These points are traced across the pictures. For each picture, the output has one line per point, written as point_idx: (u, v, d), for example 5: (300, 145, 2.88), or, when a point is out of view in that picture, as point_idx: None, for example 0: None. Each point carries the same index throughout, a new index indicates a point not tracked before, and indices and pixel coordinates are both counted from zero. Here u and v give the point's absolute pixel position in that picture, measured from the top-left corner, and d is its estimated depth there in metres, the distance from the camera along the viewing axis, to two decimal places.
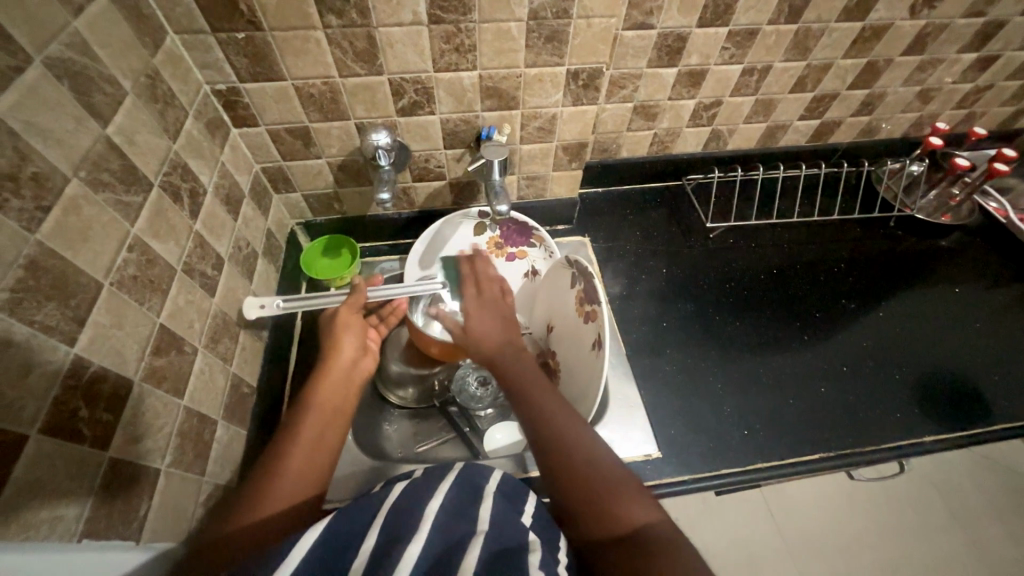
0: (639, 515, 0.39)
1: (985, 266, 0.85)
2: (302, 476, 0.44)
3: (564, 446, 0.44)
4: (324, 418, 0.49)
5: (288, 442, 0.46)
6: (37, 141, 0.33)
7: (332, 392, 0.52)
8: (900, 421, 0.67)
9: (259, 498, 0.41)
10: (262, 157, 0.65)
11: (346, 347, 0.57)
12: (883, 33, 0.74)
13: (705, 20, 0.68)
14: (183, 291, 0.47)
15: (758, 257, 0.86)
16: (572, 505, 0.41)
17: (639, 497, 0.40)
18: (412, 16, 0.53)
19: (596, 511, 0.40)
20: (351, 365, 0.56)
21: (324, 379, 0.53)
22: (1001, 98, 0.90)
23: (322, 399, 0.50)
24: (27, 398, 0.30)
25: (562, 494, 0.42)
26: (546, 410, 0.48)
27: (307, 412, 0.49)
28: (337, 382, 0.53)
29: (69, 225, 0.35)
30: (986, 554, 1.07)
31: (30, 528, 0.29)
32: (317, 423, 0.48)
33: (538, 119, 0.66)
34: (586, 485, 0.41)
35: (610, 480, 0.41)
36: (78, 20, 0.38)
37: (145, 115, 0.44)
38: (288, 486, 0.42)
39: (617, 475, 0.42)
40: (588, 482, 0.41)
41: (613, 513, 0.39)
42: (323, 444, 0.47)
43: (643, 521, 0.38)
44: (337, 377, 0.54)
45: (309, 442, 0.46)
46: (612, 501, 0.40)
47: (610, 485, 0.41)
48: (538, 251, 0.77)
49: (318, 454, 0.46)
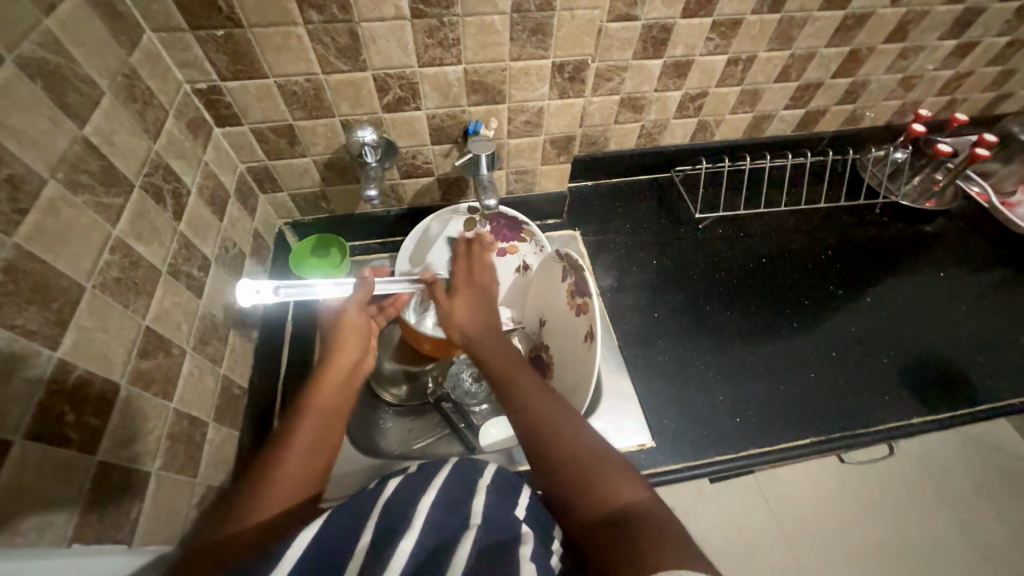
0: (626, 494, 0.39)
1: (967, 250, 0.86)
2: (301, 477, 0.44)
3: (550, 430, 0.44)
4: (324, 421, 0.48)
5: (288, 443, 0.45)
6: (11, 142, 0.32)
7: (330, 395, 0.51)
8: (889, 404, 0.68)
9: (258, 499, 0.41)
10: (247, 156, 0.64)
11: (350, 349, 0.56)
12: (865, 21, 0.75)
13: (689, 11, 0.68)
14: (169, 293, 0.46)
15: (747, 245, 0.86)
16: (562, 488, 0.41)
17: (626, 475, 0.41)
18: (395, 11, 0.52)
19: (584, 492, 0.40)
20: (354, 368, 0.55)
21: (323, 380, 0.52)
22: (982, 84, 0.91)
23: (323, 402, 0.50)
24: (9, 404, 0.30)
25: (551, 476, 0.42)
26: (524, 399, 0.47)
27: (308, 414, 0.48)
28: (339, 385, 0.53)
29: (48, 227, 0.34)
30: (978, 534, 1.09)
31: (17, 535, 0.29)
32: (319, 425, 0.48)
33: (525, 113, 0.66)
34: (572, 465, 0.41)
35: (600, 459, 0.42)
36: (50, 18, 0.37)
37: (123, 115, 0.43)
38: (285, 486, 0.42)
39: (605, 455, 0.42)
40: (575, 462, 0.42)
41: (600, 493, 0.39)
42: (320, 445, 0.46)
43: (631, 499, 0.39)
44: (342, 380, 0.53)
45: (309, 444, 0.46)
46: (598, 482, 0.40)
47: (598, 465, 0.41)
48: (529, 246, 0.76)
49: (316, 456, 0.46)
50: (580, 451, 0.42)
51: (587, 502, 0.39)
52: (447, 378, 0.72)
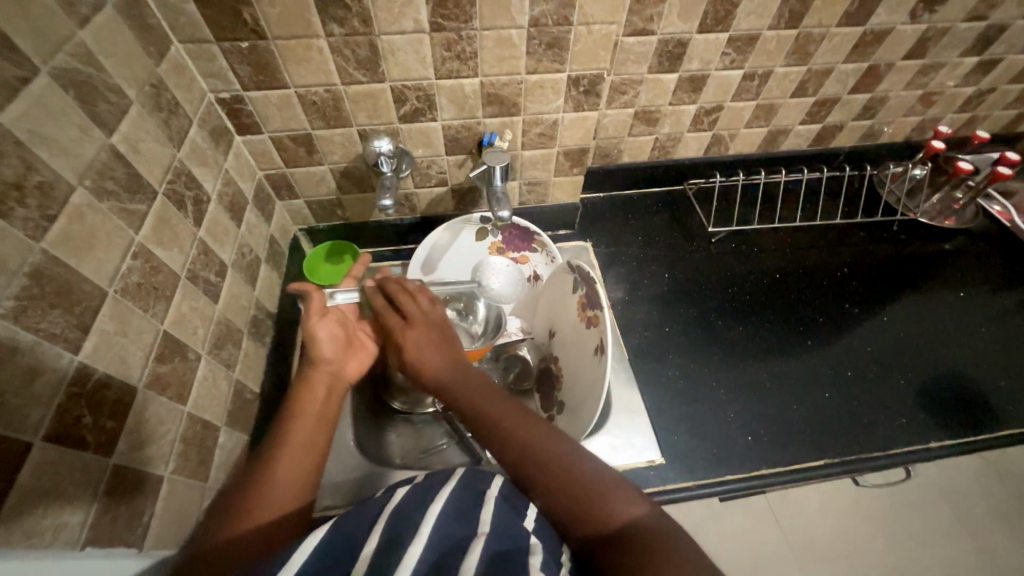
0: (623, 508, 0.39)
1: (988, 271, 0.84)
2: (297, 480, 0.44)
3: (534, 458, 0.43)
4: (314, 427, 0.48)
5: (280, 451, 0.45)
6: (43, 150, 0.33)
7: (314, 399, 0.51)
8: (905, 427, 0.67)
9: (253, 502, 0.41)
10: (266, 164, 0.65)
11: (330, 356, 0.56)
12: (884, 37, 0.74)
13: (706, 26, 0.68)
14: (187, 297, 0.47)
15: (760, 260, 0.86)
16: (561, 513, 0.40)
17: (622, 490, 0.40)
18: (414, 25, 0.53)
19: (582, 513, 0.39)
20: (336, 376, 0.55)
21: (309, 383, 0.52)
22: (1004, 101, 0.90)
23: (310, 409, 0.50)
24: (31, 406, 0.30)
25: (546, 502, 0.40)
26: (513, 432, 0.45)
27: (297, 421, 0.48)
28: (324, 390, 0.52)
29: (75, 233, 0.35)
30: (997, 561, 1.05)
31: (34, 535, 0.30)
32: (308, 430, 0.47)
33: (539, 125, 0.67)
34: (569, 486, 0.40)
35: (588, 480, 0.41)
36: (84, 30, 0.38)
37: (149, 124, 0.45)
38: (280, 490, 0.42)
39: (599, 473, 0.42)
40: (571, 486, 0.40)
41: (598, 514, 0.38)
42: (311, 449, 0.46)
43: (629, 516, 0.38)
44: (326, 387, 0.53)
45: (300, 450, 0.45)
46: (596, 502, 0.39)
47: (592, 487, 0.40)
48: (540, 256, 0.78)
49: (309, 458, 0.45)
50: (572, 474, 0.41)
51: (583, 522, 0.38)
52: None
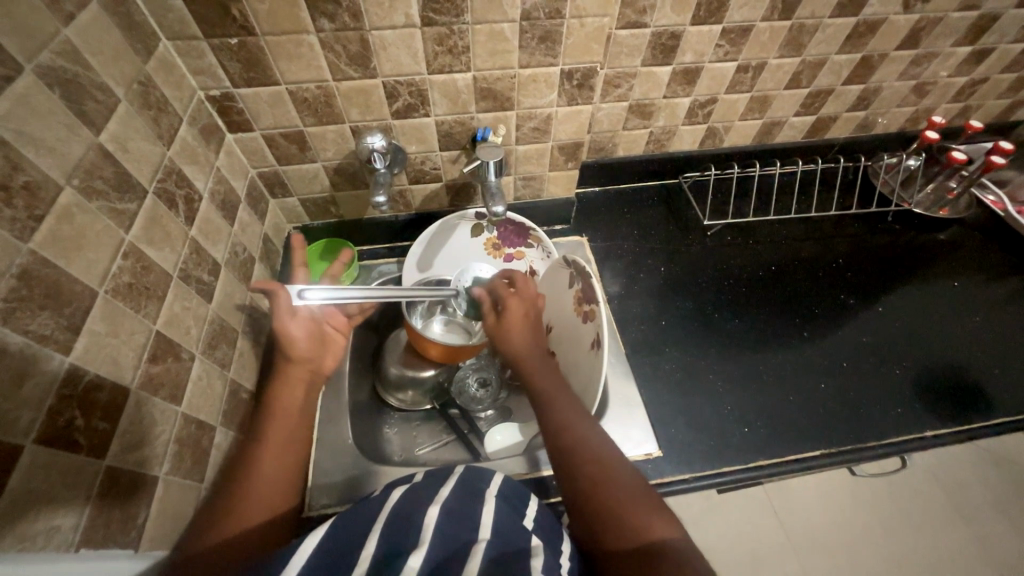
0: (657, 526, 0.38)
1: (982, 260, 0.85)
2: (278, 481, 0.44)
3: (585, 452, 0.44)
4: (289, 425, 0.47)
5: (260, 453, 0.45)
6: (28, 149, 0.33)
7: (293, 395, 0.50)
8: (901, 415, 0.67)
9: (240, 503, 0.41)
10: (258, 162, 0.65)
11: (301, 342, 0.52)
12: (877, 27, 0.74)
13: (699, 18, 0.68)
14: (179, 297, 0.47)
15: (754, 252, 0.86)
16: (593, 506, 0.40)
17: (655, 507, 0.40)
18: (405, 19, 0.53)
19: (611, 514, 0.39)
20: (313, 371, 0.53)
21: (284, 380, 0.51)
22: (997, 90, 0.90)
23: (286, 405, 0.49)
24: (22, 409, 0.30)
25: (574, 497, 0.42)
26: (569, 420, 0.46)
27: (273, 419, 0.47)
28: (301, 386, 0.51)
29: (63, 234, 0.35)
30: (994, 549, 1.06)
31: (26, 539, 0.29)
32: (284, 428, 0.47)
33: (533, 119, 0.66)
34: (603, 487, 0.41)
35: (622, 490, 0.41)
36: (69, 28, 0.38)
37: (138, 122, 0.44)
38: (268, 490, 0.43)
39: (637, 486, 0.41)
40: (606, 486, 0.41)
41: (629, 521, 0.39)
42: (289, 448, 0.46)
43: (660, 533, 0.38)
44: (302, 381, 0.51)
45: (279, 451, 0.45)
46: (627, 511, 0.39)
47: (627, 496, 0.40)
48: (535, 251, 0.78)
49: (292, 459, 0.46)
50: (613, 479, 0.42)
51: (610, 523, 0.39)
52: (453, 383, 0.74)
